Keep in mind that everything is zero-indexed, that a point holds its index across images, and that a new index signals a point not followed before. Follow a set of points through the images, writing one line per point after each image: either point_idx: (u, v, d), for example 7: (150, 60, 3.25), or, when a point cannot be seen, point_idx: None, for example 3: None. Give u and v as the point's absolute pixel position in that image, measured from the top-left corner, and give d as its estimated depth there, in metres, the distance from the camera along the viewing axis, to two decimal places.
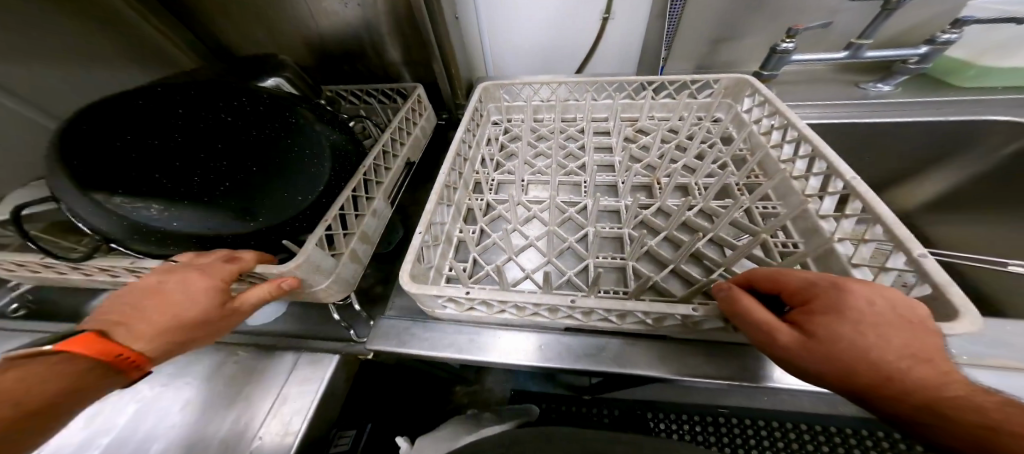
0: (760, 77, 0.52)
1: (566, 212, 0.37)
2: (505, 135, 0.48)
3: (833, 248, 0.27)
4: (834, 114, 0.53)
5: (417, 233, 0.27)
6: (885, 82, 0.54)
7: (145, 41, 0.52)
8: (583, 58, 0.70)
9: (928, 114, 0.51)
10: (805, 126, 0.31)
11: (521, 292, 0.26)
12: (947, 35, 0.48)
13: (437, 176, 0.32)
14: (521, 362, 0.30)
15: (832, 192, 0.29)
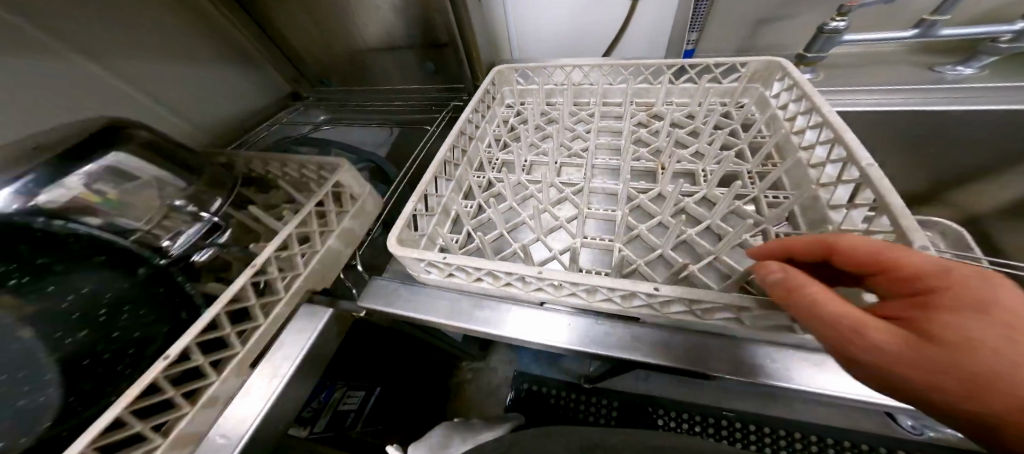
0: (803, 60, 0.48)
1: (562, 192, 0.37)
2: (515, 117, 0.47)
3: (838, 241, 0.24)
4: (905, 100, 0.46)
5: (411, 200, 0.29)
6: (966, 63, 0.47)
7: (230, 40, 0.64)
8: (609, 42, 0.64)
9: None
10: (828, 110, 0.27)
11: (494, 261, 0.26)
12: None
13: (436, 152, 0.33)
14: (499, 331, 0.32)
15: (847, 181, 0.26)
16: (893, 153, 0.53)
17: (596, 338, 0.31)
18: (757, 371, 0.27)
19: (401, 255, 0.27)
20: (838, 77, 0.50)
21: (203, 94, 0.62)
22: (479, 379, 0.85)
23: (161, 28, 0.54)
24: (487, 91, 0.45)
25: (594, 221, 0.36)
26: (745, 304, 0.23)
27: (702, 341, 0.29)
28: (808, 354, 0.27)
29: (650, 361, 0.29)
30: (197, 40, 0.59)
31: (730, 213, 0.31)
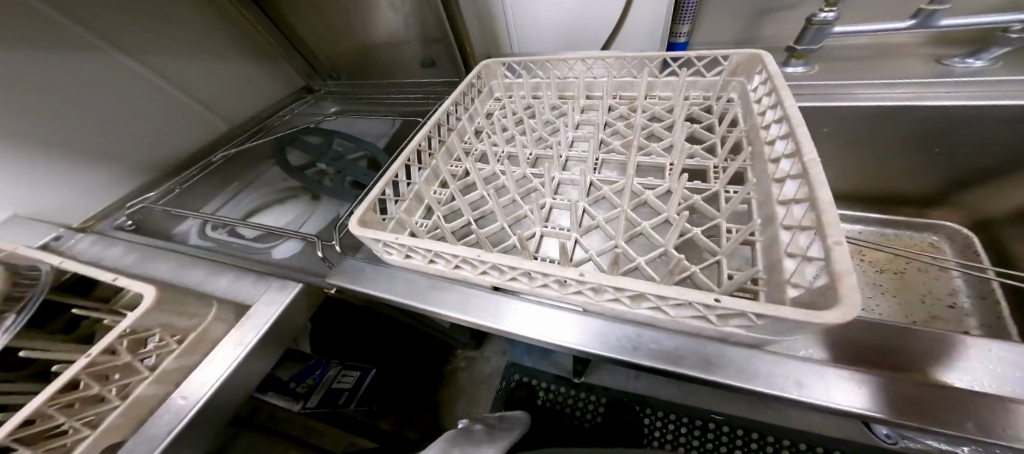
0: (795, 51, 0.53)
1: (530, 182, 0.38)
2: (502, 109, 0.50)
3: (777, 235, 0.25)
4: (890, 96, 0.51)
5: (377, 185, 0.34)
6: (977, 56, 0.51)
7: (252, 41, 0.73)
8: (608, 35, 0.66)
9: (1015, 97, 0.46)
10: (790, 103, 0.29)
11: (440, 242, 0.28)
12: None
13: (410, 139, 0.38)
14: (472, 318, 0.33)
15: (792, 175, 0.26)
16: (898, 152, 0.56)
17: (597, 338, 0.30)
18: (705, 365, 0.27)
19: (363, 235, 0.30)
20: (834, 67, 0.57)
21: (227, 87, 0.70)
22: (473, 367, 0.88)
23: (191, 26, 0.63)
24: (471, 85, 0.49)
25: (556, 211, 0.36)
26: (675, 297, 0.21)
27: (670, 339, 0.29)
28: (810, 365, 0.26)
29: (642, 363, 0.28)
30: (221, 40, 0.68)
31: (688, 207, 0.31)
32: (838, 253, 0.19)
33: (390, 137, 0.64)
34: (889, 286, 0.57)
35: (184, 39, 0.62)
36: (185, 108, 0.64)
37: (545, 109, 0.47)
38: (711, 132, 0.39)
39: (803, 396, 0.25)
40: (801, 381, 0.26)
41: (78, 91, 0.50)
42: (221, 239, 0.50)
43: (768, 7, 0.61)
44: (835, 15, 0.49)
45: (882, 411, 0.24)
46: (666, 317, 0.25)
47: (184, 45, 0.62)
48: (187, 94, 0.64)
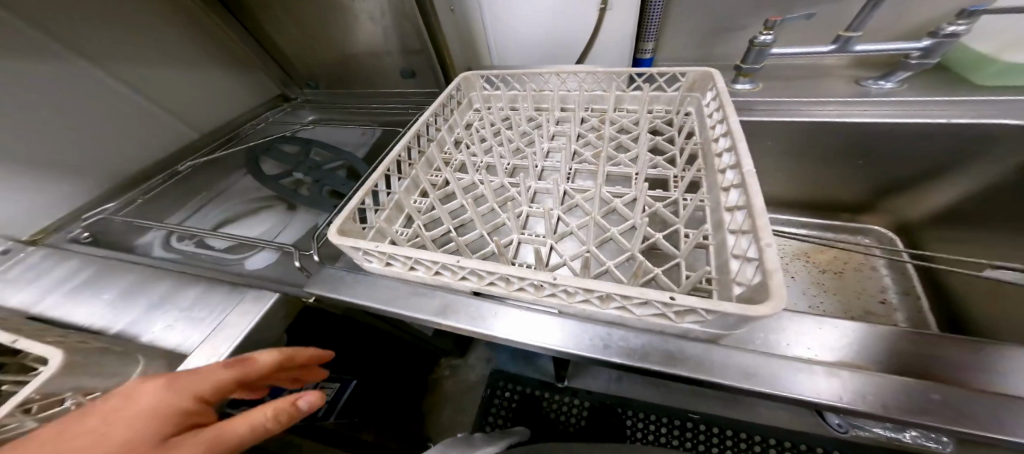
0: (742, 69, 0.58)
1: (507, 191, 0.40)
2: (480, 120, 0.52)
3: (725, 238, 0.28)
4: (822, 113, 0.57)
5: (355, 194, 0.35)
6: (886, 78, 0.57)
7: (225, 48, 0.71)
8: (582, 50, 0.69)
9: (922, 115, 0.54)
10: (734, 119, 0.33)
11: (419, 250, 0.29)
12: (952, 27, 0.49)
13: (389, 150, 0.39)
14: (453, 323, 0.34)
15: (735, 184, 0.30)
16: (836, 163, 0.63)
17: (572, 339, 0.31)
18: (670, 361, 0.29)
19: (342, 244, 0.31)
20: (779, 85, 0.63)
21: (197, 94, 0.68)
22: (457, 376, 0.88)
23: (157, 31, 0.61)
24: (450, 97, 0.51)
25: (532, 218, 0.38)
26: (636, 297, 0.23)
27: (638, 337, 0.31)
28: (763, 358, 0.29)
29: (614, 362, 0.30)
30: (191, 46, 0.66)
31: (652, 213, 0.34)
32: (770, 254, 0.22)
33: (369, 146, 0.64)
34: (836, 284, 0.63)
35: (150, 45, 0.60)
36: (150, 116, 0.61)
37: (522, 120, 0.49)
38: (672, 143, 0.42)
39: (758, 388, 0.27)
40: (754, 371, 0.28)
41: (30, 97, 0.48)
42: (194, 252, 0.48)
43: (721, 28, 0.66)
44: (772, 38, 0.54)
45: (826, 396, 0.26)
46: (632, 317, 0.27)
47: (149, 51, 0.60)
48: (151, 101, 0.61)
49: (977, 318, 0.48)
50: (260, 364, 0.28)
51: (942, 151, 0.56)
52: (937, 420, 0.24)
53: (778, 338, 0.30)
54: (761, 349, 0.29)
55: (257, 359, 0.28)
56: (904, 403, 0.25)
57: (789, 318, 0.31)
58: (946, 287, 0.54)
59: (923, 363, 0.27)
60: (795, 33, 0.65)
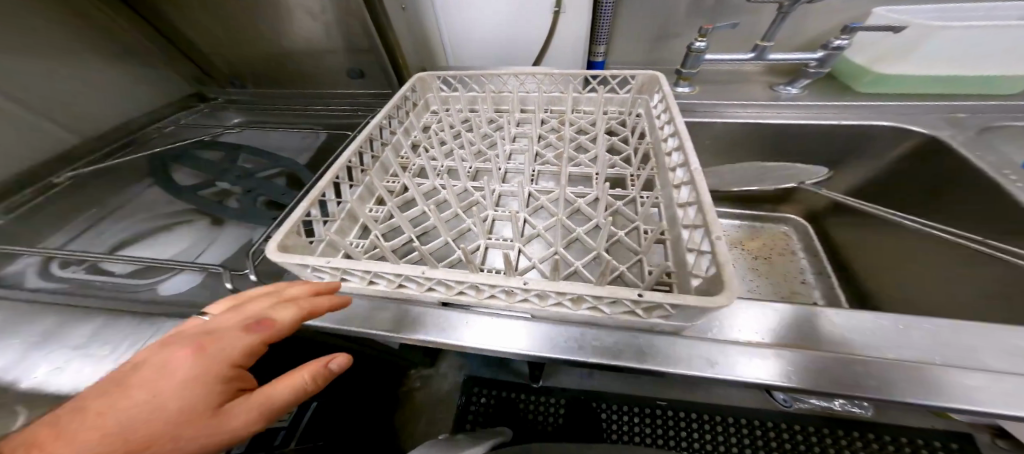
0: (681, 73, 0.63)
1: (471, 195, 0.39)
2: (439, 122, 0.50)
3: (680, 233, 0.30)
4: (744, 114, 0.64)
5: (301, 205, 0.32)
6: (794, 84, 0.66)
7: (120, 43, 0.63)
8: (539, 51, 0.69)
9: (822, 117, 0.63)
10: (680, 121, 0.35)
11: (379, 262, 0.27)
12: (839, 41, 0.56)
13: (339, 156, 0.37)
14: (422, 337, 0.32)
15: (684, 182, 0.32)
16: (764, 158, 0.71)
17: (543, 341, 0.32)
18: (636, 353, 0.30)
19: (280, 261, 0.28)
20: (713, 89, 0.70)
21: (78, 95, 0.60)
22: (428, 386, 0.84)
23: (26, 22, 0.53)
24: (405, 98, 0.49)
25: (498, 222, 0.37)
26: (606, 295, 0.24)
27: (602, 334, 0.32)
28: (716, 342, 0.31)
29: (585, 358, 0.30)
30: (70, 40, 0.58)
31: (613, 212, 0.36)
32: (720, 247, 0.24)
33: (317, 151, 0.59)
34: (768, 264, 0.71)
35: (15, 38, 0.52)
36: (14, 120, 0.53)
37: (482, 122, 0.48)
38: (626, 143, 0.44)
39: (714, 371, 0.29)
40: (712, 356, 0.30)
41: None
42: (90, 279, 0.40)
43: (662, 34, 0.71)
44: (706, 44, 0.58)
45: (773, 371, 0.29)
46: (600, 315, 0.28)
47: (12, 43, 0.52)
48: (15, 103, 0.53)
49: (874, 286, 0.57)
50: (282, 323, 0.25)
51: (843, 146, 0.65)
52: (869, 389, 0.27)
53: (727, 323, 0.32)
54: (713, 333, 0.32)
55: (227, 346, 0.24)
56: (831, 375, 0.28)
57: (736, 303, 0.34)
58: (851, 261, 0.63)
59: (843, 332, 0.31)
60: (723, 41, 0.72)
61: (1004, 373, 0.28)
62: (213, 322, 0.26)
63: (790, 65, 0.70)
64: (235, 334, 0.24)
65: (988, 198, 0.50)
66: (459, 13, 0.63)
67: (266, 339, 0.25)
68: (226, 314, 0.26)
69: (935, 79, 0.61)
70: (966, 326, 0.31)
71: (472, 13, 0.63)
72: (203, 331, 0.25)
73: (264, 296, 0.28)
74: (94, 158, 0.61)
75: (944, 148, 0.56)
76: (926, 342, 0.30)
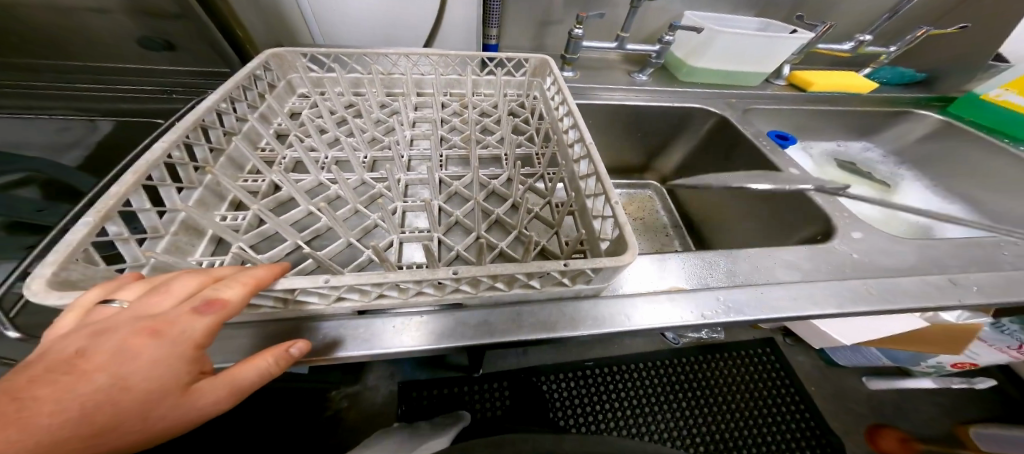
0: (566, 58, 0.66)
1: (373, 187, 0.33)
2: (314, 108, 0.42)
3: (584, 204, 0.31)
4: (620, 98, 0.69)
5: (86, 218, 0.21)
6: (642, 72, 0.73)
7: None
8: (428, 35, 0.66)
9: (672, 100, 0.71)
10: (573, 100, 0.37)
11: (251, 281, 0.21)
12: (669, 37, 0.66)
13: (153, 148, 0.26)
14: (334, 354, 0.26)
15: (581, 156, 0.34)
16: (631, 143, 0.76)
17: (475, 328, 0.28)
18: (569, 321, 0.30)
19: (60, 305, 0.19)
20: (589, 75, 0.74)
21: None
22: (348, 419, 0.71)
23: None
24: (257, 77, 0.39)
25: (409, 214, 0.33)
26: (536, 271, 0.23)
27: (532, 310, 0.30)
28: (634, 296, 0.33)
29: (520, 338, 0.28)
30: None
31: (528, 191, 0.36)
32: (620, 211, 0.26)
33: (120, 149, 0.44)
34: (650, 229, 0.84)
35: None
36: None
37: (373, 106, 0.42)
38: (528, 125, 0.45)
39: (634, 323, 0.31)
40: (633, 307, 0.32)
41: None
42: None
43: (544, 20, 0.71)
44: (583, 32, 0.63)
45: (682, 310, 0.32)
46: (535, 290, 0.27)
47: None
48: None
49: None
50: (233, 303, 0.20)
51: None
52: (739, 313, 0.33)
53: (640, 276, 0.35)
54: (629, 286, 0.34)
55: (127, 364, 0.17)
56: (717, 305, 0.33)
57: (645, 255, 0.37)
58: None
59: (727, 271, 0.37)
60: (595, 30, 0.76)
61: (817, 279, 0.37)
62: (65, 342, 0.17)
63: (642, 56, 0.79)
64: (131, 347, 0.17)
65: None
66: None
67: (196, 340, 0.18)
68: (86, 327, 0.18)
69: (727, 72, 0.72)
70: (795, 248, 0.40)
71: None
72: (56, 358, 0.16)
73: (161, 289, 0.20)
74: None
75: None
76: (775, 266, 0.38)
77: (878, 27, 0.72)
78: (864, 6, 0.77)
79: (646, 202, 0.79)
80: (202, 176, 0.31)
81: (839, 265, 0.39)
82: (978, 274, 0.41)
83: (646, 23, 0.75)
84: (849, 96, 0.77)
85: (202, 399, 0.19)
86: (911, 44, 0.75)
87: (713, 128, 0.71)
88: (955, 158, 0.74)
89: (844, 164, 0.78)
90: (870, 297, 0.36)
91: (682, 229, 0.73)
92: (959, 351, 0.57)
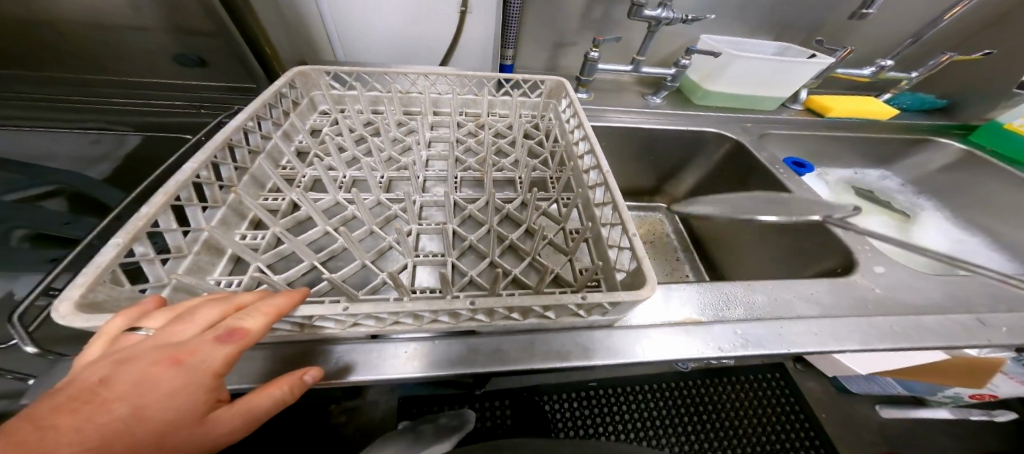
0: (582, 81, 0.66)
1: (388, 209, 0.33)
2: (334, 125, 0.43)
3: (599, 232, 0.31)
4: (632, 122, 0.70)
5: (118, 241, 0.22)
6: (656, 95, 0.74)
7: None
8: (444, 53, 0.70)
9: (694, 122, 0.70)
10: (589, 126, 0.38)
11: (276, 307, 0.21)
12: (684, 61, 0.67)
13: (180, 171, 0.27)
14: (347, 379, 0.26)
15: (597, 184, 0.34)
16: (643, 167, 0.77)
17: (485, 356, 0.28)
18: (582, 351, 0.30)
19: (86, 328, 0.20)
20: (604, 97, 0.75)
21: None
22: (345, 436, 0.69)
23: None
24: (282, 96, 0.40)
25: (423, 236, 0.33)
26: (553, 304, 0.23)
27: (543, 341, 0.30)
28: (652, 326, 0.33)
29: (532, 366, 0.28)
30: None
31: (543, 216, 0.36)
32: (637, 243, 0.26)
33: (139, 161, 0.45)
34: None
35: None
36: None
37: (390, 125, 0.43)
38: (542, 147, 0.46)
39: (651, 356, 0.30)
40: (647, 336, 0.32)
41: None
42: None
43: (559, 42, 0.72)
44: (599, 55, 0.64)
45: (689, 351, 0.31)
46: (551, 318, 0.27)
47: None
48: None
49: None
50: (255, 332, 0.21)
51: None
52: (756, 347, 0.33)
53: (653, 307, 0.35)
54: (644, 315, 0.34)
55: (150, 392, 0.17)
56: (733, 339, 0.32)
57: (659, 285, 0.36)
58: None
59: (744, 303, 0.36)
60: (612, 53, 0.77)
61: (838, 315, 0.36)
62: (89, 370, 0.17)
63: (657, 78, 0.79)
64: (153, 375, 0.18)
65: None
66: (355, 23, 0.63)
67: (216, 368, 0.19)
68: (111, 355, 0.18)
69: (743, 96, 0.72)
70: (815, 281, 0.39)
71: (370, 18, 0.63)
72: (77, 387, 0.17)
73: (184, 318, 0.21)
74: None
75: None
76: (794, 299, 0.37)
77: (900, 52, 0.71)
78: (878, 34, 0.78)
79: (657, 225, 0.78)
80: (225, 195, 0.32)
81: (860, 300, 0.38)
82: (1005, 314, 0.39)
83: (661, 47, 0.75)
84: (867, 121, 0.77)
85: (215, 430, 0.19)
86: (935, 70, 0.74)
87: (727, 152, 0.71)
88: (980, 186, 0.72)
89: (860, 191, 0.77)
90: (893, 336, 0.35)
91: (693, 251, 0.72)
92: (981, 387, 0.54)
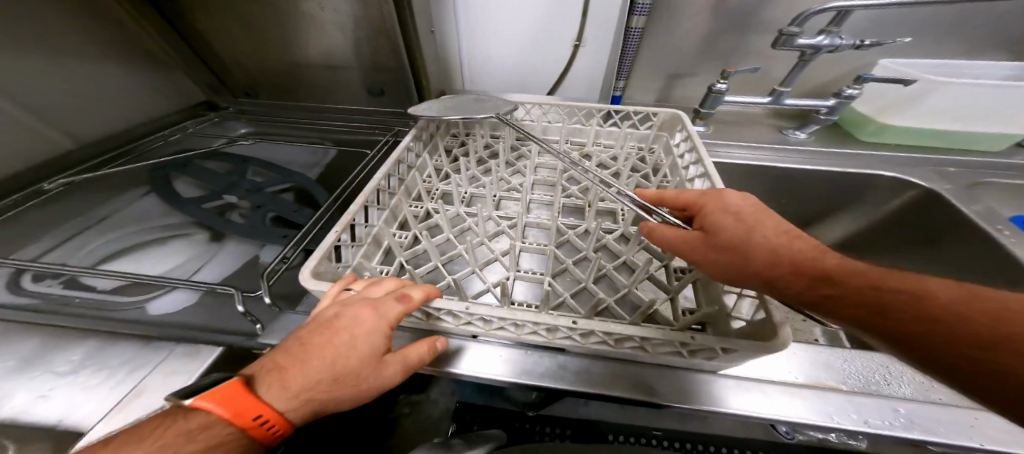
0: (699, 112, 0.64)
1: (500, 226, 0.38)
2: (462, 148, 0.52)
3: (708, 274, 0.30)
4: (754, 157, 0.64)
5: (331, 232, 0.32)
6: (802, 130, 0.67)
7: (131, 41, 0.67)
8: (554, 82, 0.76)
9: (815, 164, 0.63)
10: (709, 163, 0.37)
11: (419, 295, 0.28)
12: (850, 90, 0.58)
13: (366, 183, 0.37)
14: (458, 367, 0.30)
15: None
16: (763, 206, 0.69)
17: (577, 375, 0.29)
18: (678, 395, 0.29)
19: (313, 288, 0.29)
20: (722, 128, 0.71)
21: (89, 97, 0.64)
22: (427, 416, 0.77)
23: (45, 15, 0.56)
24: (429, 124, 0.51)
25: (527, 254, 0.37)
26: (657, 338, 0.25)
27: (637, 374, 0.30)
28: (770, 381, 0.30)
29: (624, 397, 0.28)
30: (82, 44, 0.62)
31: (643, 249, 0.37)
32: None
33: (326, 168, 0.62)
34: None
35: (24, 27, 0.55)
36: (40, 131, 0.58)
37: (506, 150, 0.49)
38: (648, 180, 0.46)
39: (771, 412, 0.28)
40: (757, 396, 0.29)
41: None
42: (68, 296, 0.40)
43: (675, 73, 0.71)
44: (727, 86, 0.60)
45: (822, 415, 0.28)
46: (650, 354, 0.27)
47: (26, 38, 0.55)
48: (36, 105, 0.58)
49: None
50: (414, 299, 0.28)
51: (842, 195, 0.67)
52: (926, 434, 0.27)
53: (762, 359, 0.33)
54: (758, 369, 0.32)
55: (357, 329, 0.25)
56: (888, 417, 0.28)
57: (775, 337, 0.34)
58: None
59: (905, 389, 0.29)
60: (741, 84, 0.71)
61: None
62: (329, 309, 0.27)
63: (801, 110, 0.72)
64: (359, 319, 0.26)
65: (975, 247, 0.52)
66: (483, 49, 0.73)
67: (392, 321, 0.26)
68: (338, 302, 0.28)
69: None
70: None
71: (496, 47, 0.72)
72: (324, 318, 0.26)
73: (375, 284, 0.29)
74: (87, 167, 0.62)
75: (939, 198, 0.58)
76: None
77: None
78: None
79: None
80: None
81: None
82: None
83: (813, 75, 0.69)
84: None
85: (388, 368, 0.26)
86: None
87: None
88: None
89: None
90: None
91: None
92: None
